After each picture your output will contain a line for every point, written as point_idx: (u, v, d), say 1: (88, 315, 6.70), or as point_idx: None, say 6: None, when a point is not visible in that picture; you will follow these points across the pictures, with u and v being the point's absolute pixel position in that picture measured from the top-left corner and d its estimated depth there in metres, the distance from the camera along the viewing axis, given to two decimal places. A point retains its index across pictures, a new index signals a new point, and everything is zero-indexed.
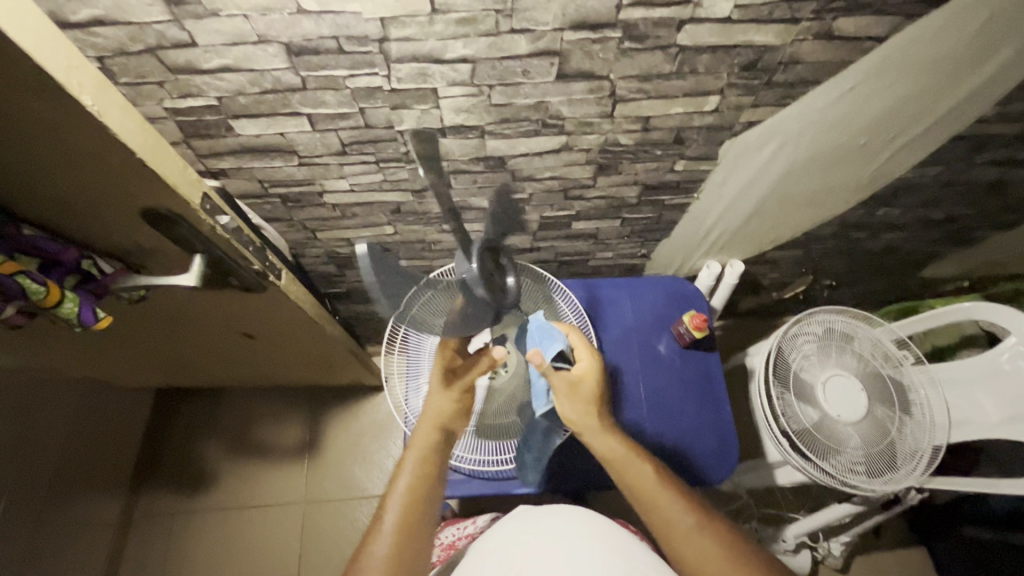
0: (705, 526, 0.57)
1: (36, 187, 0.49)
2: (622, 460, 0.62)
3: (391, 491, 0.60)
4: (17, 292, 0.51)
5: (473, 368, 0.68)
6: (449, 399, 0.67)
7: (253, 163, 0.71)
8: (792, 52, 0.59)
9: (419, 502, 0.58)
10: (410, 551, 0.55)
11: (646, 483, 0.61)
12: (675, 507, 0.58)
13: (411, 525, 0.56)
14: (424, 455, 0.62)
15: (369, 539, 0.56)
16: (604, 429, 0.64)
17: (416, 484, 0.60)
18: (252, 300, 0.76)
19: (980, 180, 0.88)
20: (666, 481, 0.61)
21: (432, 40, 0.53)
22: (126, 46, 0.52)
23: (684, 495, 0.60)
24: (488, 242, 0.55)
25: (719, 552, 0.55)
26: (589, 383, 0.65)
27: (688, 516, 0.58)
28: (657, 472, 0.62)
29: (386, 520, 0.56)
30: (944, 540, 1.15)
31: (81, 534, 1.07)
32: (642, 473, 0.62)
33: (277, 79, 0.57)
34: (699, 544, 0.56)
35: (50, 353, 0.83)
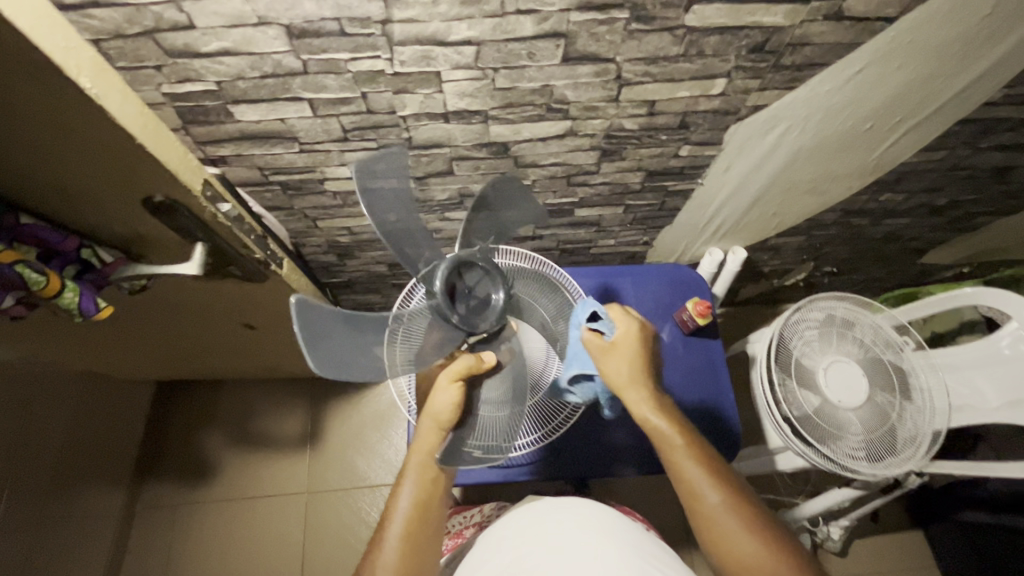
0: (732, 503, 0.57)
1: (35, 177, 0.48)
2: (659, 432, 0.60)
3: (393, 498, 0.60)
4: (17, 281, 0.50)
5: (458, 360, 0.59)
6: (438, 397, 0.59)
7: (252, 150, 0.69)
8: (801, 34, 0.58)
9: (423, 513, 0.59)
10: (415, 558, 0.57)
11: (680, 455, 0.59)
12: (704, 482, 0.57)
13: (416, 531, 0.58)
14: (425, 463, 0.59)
15: (376, 544, 0.58)
16: (643, 396, 0.61)
17: (418, 492, 0.59)
18: (252, 289, 0.76)
19: (985, 165, 0.87)
20: (700, 456, 0.59)
21: (436, 22, 0.52)
22: (122, 28, 0.51)
23: (717, 472, 0.58)
24: (456, 263, 0.58)
25: (742, 532, 0.55)
26: (628, 347, 0.62)
27: (715, 493, 0.57)
28: (692, 445, 0.60)
29: (391, 527, 0.58)
30: (940, 523, 1.17)
31: (86, 524, 1.07)
32: (677, 446, 0.59)
33: (278, 63, 0.56)
34: (723, 523, 0.56)
35: (52, 345, 0.82)
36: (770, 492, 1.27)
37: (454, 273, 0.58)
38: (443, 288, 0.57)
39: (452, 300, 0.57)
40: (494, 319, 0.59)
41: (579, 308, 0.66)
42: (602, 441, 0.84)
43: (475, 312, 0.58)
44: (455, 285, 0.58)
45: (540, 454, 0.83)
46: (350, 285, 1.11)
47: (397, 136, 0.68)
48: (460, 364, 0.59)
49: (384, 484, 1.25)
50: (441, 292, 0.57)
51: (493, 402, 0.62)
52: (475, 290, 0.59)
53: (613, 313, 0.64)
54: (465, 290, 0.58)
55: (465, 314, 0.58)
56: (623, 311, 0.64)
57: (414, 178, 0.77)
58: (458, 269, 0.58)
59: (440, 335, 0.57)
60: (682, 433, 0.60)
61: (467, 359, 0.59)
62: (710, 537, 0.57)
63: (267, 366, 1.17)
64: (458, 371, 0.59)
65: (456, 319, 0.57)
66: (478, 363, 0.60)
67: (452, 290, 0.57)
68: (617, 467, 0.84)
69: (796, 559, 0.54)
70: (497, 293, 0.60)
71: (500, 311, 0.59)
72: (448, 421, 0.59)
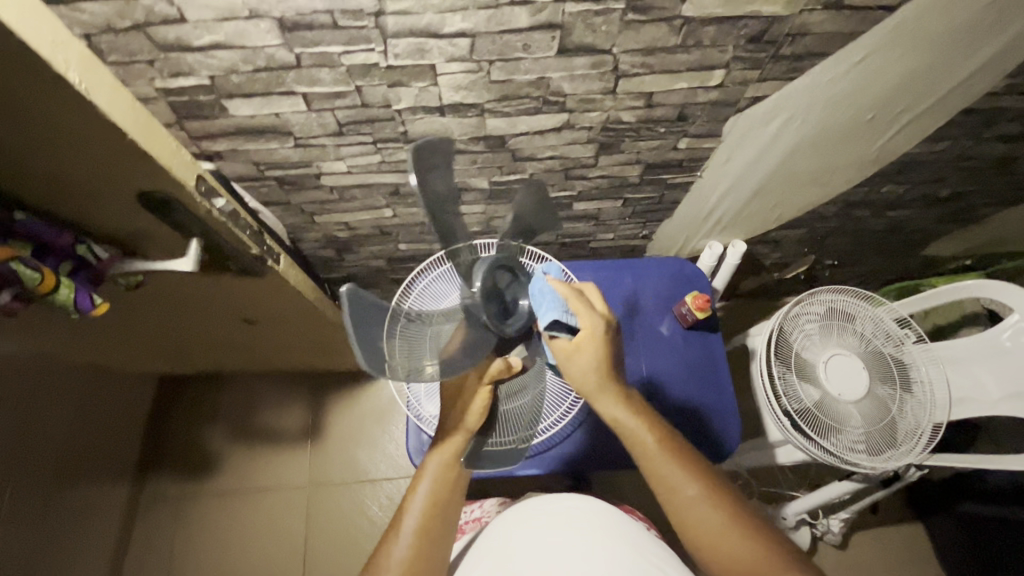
0: (710, 497, 0.57)
1: (27, 174, 0.48)
2: (630, 432, 0.60)
3: (410, 496, 0.61)
4: (12, 278, 0.50)
5: (492, 363, 0.61)
6: (468, 400, 0.62)
7: (248, 145, 0.69)
8: (800, 23, 0.57)
9: (439, 512, 0.60)
10: (428, 555, 0.57)
11: (654, 455, 0.59)
12: (680, 479, 0.58)
13: (431, 531, 0.58)
14: (448, 462, 0.61)
15: (389, 539, 0.58)
16: (610, 396, 0.60)
17: (436, 491, 0.60)
18: (250, 284, 0.75)
19: (988, 156, 0.86)
20: (674, 452, 0.59)
21: (430, 14, 0.52)
22: (113, 22, 0.50)
23: (693, 467, 0.59)
24: (494, 265, 0.61)
25: (722, 525, 0.56)
26: (596, 352, 0.58)
27: (692, 487, 0.58)
28: (665, 442, 0.60)
29: (406, 523, 0.58)
30: (940, 515, 1.17)
31: (89, 520, 1.08)
32: (650, 444, 0.59)
33: (270, 56, 0.55)
34: (703, 516, 0.56)
35: (51, 342, 0.82)
36: (771, 485, 1.27)
37: (493, 276, 0.60)
38: (483, 289, 0.59)
39: (488, 303, 0.59)
40: (522, 325, 0.62)
41: (536, 293, 0.60)
42: (601, 436, 0.84)
43: (506, 316, 0.61)
44: (492, 287, 0.60)
45: (540, 448, 0.83)
46: (350, 280, 1.11)
47: (393, 130, 0.68)
48: (495, 368, 0.61)
49: (385, 478, 1.25)
50: (480, 294, 0.59)
51: (514, 398, 0.68)
52: (507, 294, 0.61)
53: (575, 305, 0.58)
54: (499, 294, 0.61)
55: (498, 319, 0.60)
56: (585, 305, 0.59)
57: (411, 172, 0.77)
58: (495, 271, 0.60)
59: (473, 338, 0.59)
60: (654, 430, 0.60)
61: (497, 365, 0.62)
62: (689, 535, 0.57)
63: (268, 361, 1.17)
64: (491, 374, 0.62)
65: (493, 322, 0.59)
66: (508, 367, 0.63)
67: (490, 292, 0.59)
68: (616, 462, 0.84)
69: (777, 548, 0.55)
70: (526, 299, 0.63)
71: (528, 318, 0.63)
72: (475, 422, 0.62)
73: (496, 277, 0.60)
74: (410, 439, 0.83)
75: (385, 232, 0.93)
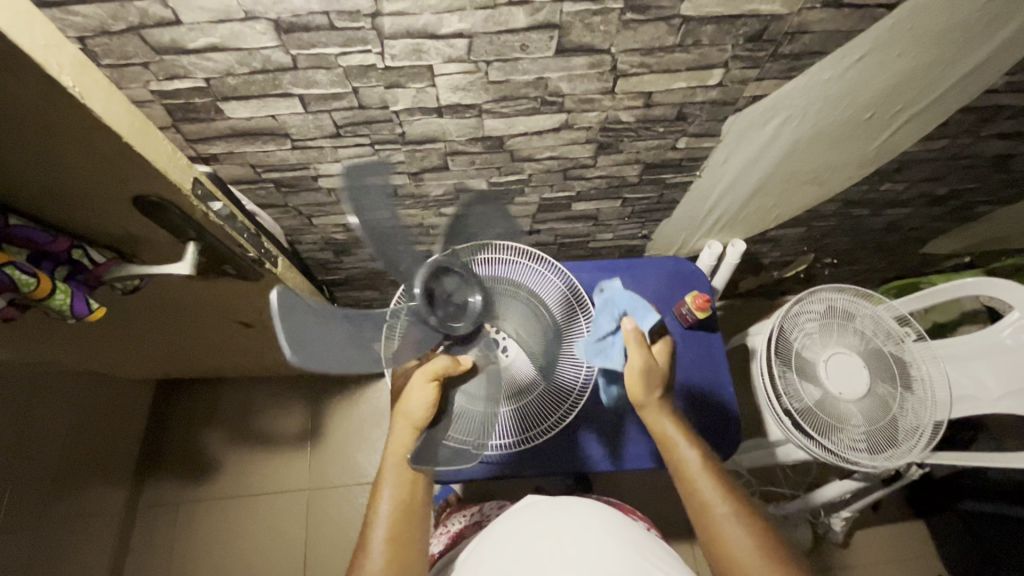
0: (743, 518, 0.56)
1: (21, 179, 0.47)
2: (674, 445, 0.62)
3: (374, 507, 0.58)
4: (6, 284, 0.50)
5: (435, 360, 0.62)
6: (414, 396, 0.61)
7: (245, 148, 0.69)
8: (799, 22, 0.57)
9: (409, 515, 0.58)
10: (405, 560, 0.55)
11: (692, 467, 0.61)
12: (715, 494, 0.58)
13: (402, 535, 0.56)
14: (401, 461, 0.59)
15: (360, 554, 0.56)
16: (660, 408, 0.64)
17: (400, 494, 0.58)
18: (248, 288, 0.75)
19: (986, 153, 0.86)
20: (712, 470, 0.61)
21: (427, 14, 0.51)
22: (107, 25, 0.50)
23: (729, 487, 0.59)
24: (434, 265, 0.63)
25: (751, 547, 0.54)
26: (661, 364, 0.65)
27: (725, 505, 0.57)
28: (705, 460, 0.61)
29: (375, 535, 0.56)
30: (941, 513, 1.17)
31: (88, 525, 1.07)
32: (689, 458, 0.61)
33: (266, 58, 0.55)
34: (732, 535, 0.55)
35: (47, 347, 0.81)
36: (772, 484, 1.27)
37: (433, 279, 0.63)
38: (423, 293, 0.61)
39: (430, 305, 0.62)
40: (469, 326, 0.64)
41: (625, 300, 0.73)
42: (601, 437, 0.83)
43: (451, 317, 0.63)
44: (433, 290, 0.62)
45: (540, 450, 0.83)
46: (348, 282, 1.11)
47: (391, 132, 0.68)
48: (439, 364, 0.62)
49: None
50: (421, 296, 0.61)
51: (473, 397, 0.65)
52: (454, 296, 0.64)
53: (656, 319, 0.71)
54: (443, 296, 0.63)
55: (441, 319, 0.62)
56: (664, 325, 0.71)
57: (409, 174, 0.77)
58: (440, 274, 0.63)
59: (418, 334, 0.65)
60: (697, 448, 0.62)
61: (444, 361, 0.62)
62: (718, 552, 0.56)
63: (267, 364, 1.17)
64: (435, 370, 0.61)
65: (435, 322, 0.62)
66: (455, 364, 0.63)
67: (431, 296, 0.62)
68: (616, 463, 0.83)
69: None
70: (474, 300, 0.65)
71: (476, 315, 0.65)
72: (423, 418, 0.60)
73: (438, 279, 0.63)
74: None
75: None
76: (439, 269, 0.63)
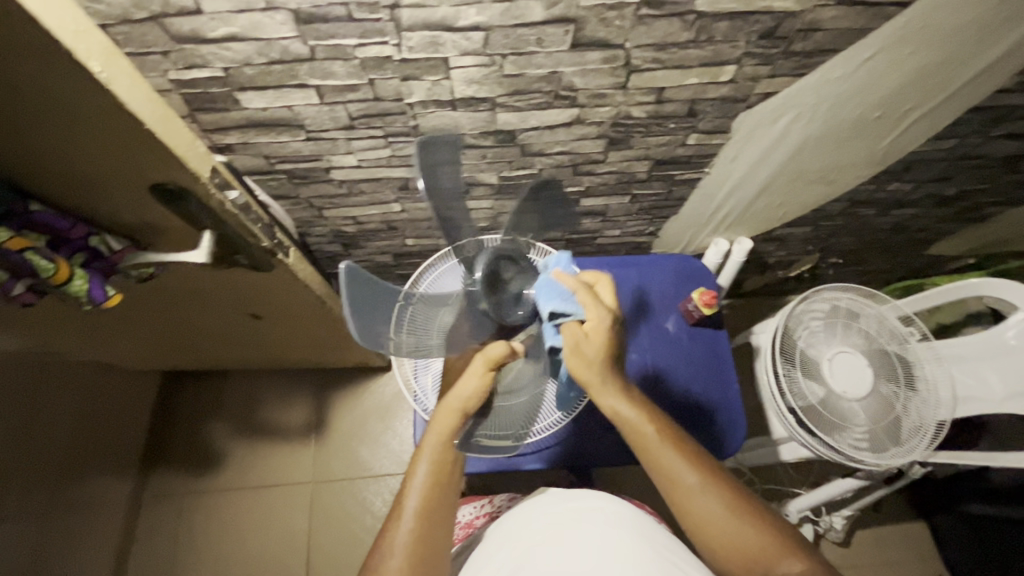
0: (712, 484, 0.57)
1: (45, 162, 0.48)
2: (628, 422, 0.59)
3: (409, 476, 0.60)
4: (26, 268, 0.50)
5: (494, 347, 0.61)
6: (471, 381, 0.61)
7: (259, 138, 0.69)
8: (813, 19, 0.58)
9: (439, 490, 0.59)
10: (431, 536, 0.57)
11: (652, 443, 0.59)
12: (682, 467, 0.58)
13: (432, 511, 0.58)
14: (443, 440, 0.61)
15: (391, 522, 0.58)
16: (608, 384, 0.59)
17: (436, 470, 0.60)
18: (260, 278, 0.76)
19: (994, 154, 0.87)
20: (673, 441, 0.59)
21: (445, 7, 0.52)
22: (129, 13, 0.50)
23: (692, 454, 0.59)
24: (499, 253, 0.59)
25: (723, 510, 0.56)
26: (599, 341, 0.58)
27: (692, 476, 0.57)
28: (664, 432, 0.60)
29: (407, 506, 0.58)
30: (942, 513, 1.17)
31: (95, 512, 1.08)
32: (649, 437, 0.59)
33: (285, 49, 0.55)
34: (703, 503, 0.57)
35: (60, 333, 0.82)
36: (774, 482, 1.28)
37: (497, 264, 0.59)
38: (485, 279, 0.58)
39: (489, 295, 0.59)
40: (523, 314, 0.62)
41: (542, 288, 0.61)
42: (607, 431, 0.84)
43: (506, 305, 0.60)
44: (496, 277, 0.58)
45: (549, 442, 0.83)
46: None
47: (403, 125, 0.68)
48: (497, 352, 0.61)
49: (390, 474, 1.26)
50: (483, 282, 0.58)
51: (511, 395, 0.69)
52: (514, 286, 0.60)
53: (581, 298, 0.60)
54: (503, 284, 0.59)
55: (495, 307, 0.60)
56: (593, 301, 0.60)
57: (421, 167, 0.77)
58: (505, 262, 0.60)
59: (473, 322, 0.61)
60: (653, 422, 0.60)
61: (499, 349, 0.61)
62: (692, 521, 0.57)
63: (273, 356, 1.17)
64: (494, 360, 0.61)
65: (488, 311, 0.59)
66: (510, 352, 0.62)
67: (491, 282, 0.58)
68: (622, 457, 0.84)
69: (777, 530, 0.56)
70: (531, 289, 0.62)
71: (530, 305, 0.62)
72: (473, 403, 0.62)
73: (501, 265, 0.60)
74: (418, 432, 0.84)
75: (392, 227, 0.94)
76: (502, 257, 0.60)
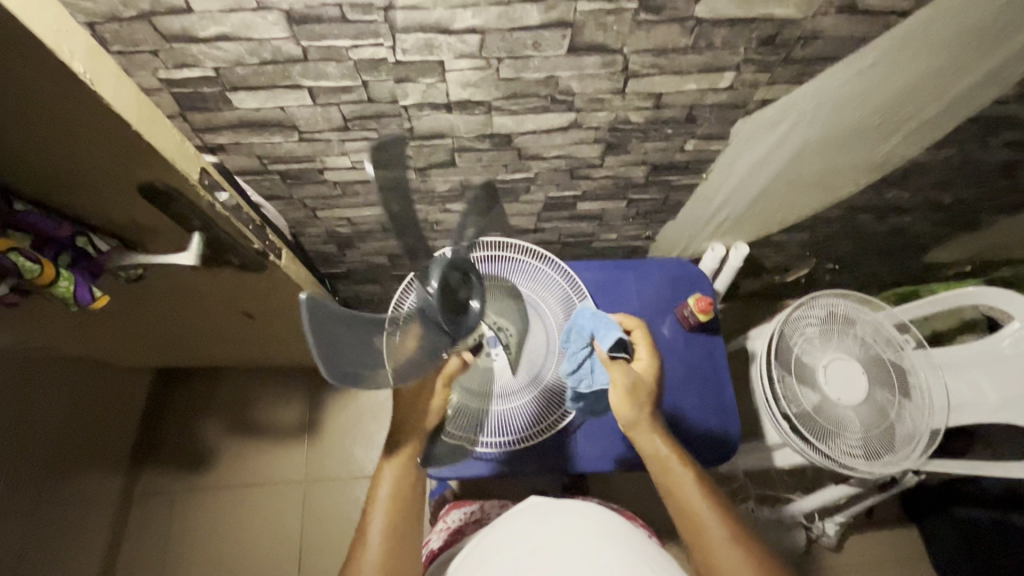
0: (739, 538, 0.58)
1: (28, 162, 0.47)
2: (665, 465, 0.64)
3: (372, 498, 0.63)
4: (11, 269, 0.49)
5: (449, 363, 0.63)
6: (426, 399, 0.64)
7: (251, 138, 0.68)
8: (813, 27, 0.57)
9: (402, 509, 0.62)
10: (397, 554, 0.60)
11: (684, 485, 0.62)
12: (708, 513, 0.60)
13: (397, 533, 0.61)
14: (401, 460, 0.64)
15: (358, 545, 0.60)
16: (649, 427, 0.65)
17: (397, 490, 0.63)
18: (251, 279, 0.75)
19: (991, 163, 0.86)
20: (705, 489, 0.62)
21: (440, 9, 0.51)
22: (118, 11, 0.49)
23: (722, 506, 0.61)
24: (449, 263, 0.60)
25: (746, 566, 0.56)
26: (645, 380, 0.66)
27: (719, 524, 0.59)
28: (698, 480, 0.63)
29: (372, 528, 0.61)
30: (935, 519, 1.17)
31: (83, 511, 1.07)
32: (677, 478, 0.63)
33: (277, 49, 0.55)
34: (726, 556, 0.57)
35: (47, 332, 0.81)
36: (767, 487, 1.28)
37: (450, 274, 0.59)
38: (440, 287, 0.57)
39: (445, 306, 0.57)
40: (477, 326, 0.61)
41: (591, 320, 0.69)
42: (599, 438, 0.83)
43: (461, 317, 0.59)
44: (451, 284, 0.58)
45: (542, 447, 0.82)
46: (350, 276, 1.11)
47: (398, 126, 0.67)
48: (452, 366, 0.63)
49: None
50: (439, 289, 0.57)
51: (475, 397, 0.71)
52: (463, 294, 0.59)
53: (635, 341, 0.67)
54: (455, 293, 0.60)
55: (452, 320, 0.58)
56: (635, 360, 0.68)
57: (415, 169, 0.76)
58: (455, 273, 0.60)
59: (427, 338, 0.57)
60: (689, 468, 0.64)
61: (454, 364, 0.64)
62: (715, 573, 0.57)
63: (265, 355, 1.16)
64: (449, 374, 0.64)
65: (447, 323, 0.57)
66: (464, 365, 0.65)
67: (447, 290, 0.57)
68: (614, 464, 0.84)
69: None
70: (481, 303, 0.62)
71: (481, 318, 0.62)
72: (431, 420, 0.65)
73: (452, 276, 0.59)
74: None
75: (386, 228, 0.93)
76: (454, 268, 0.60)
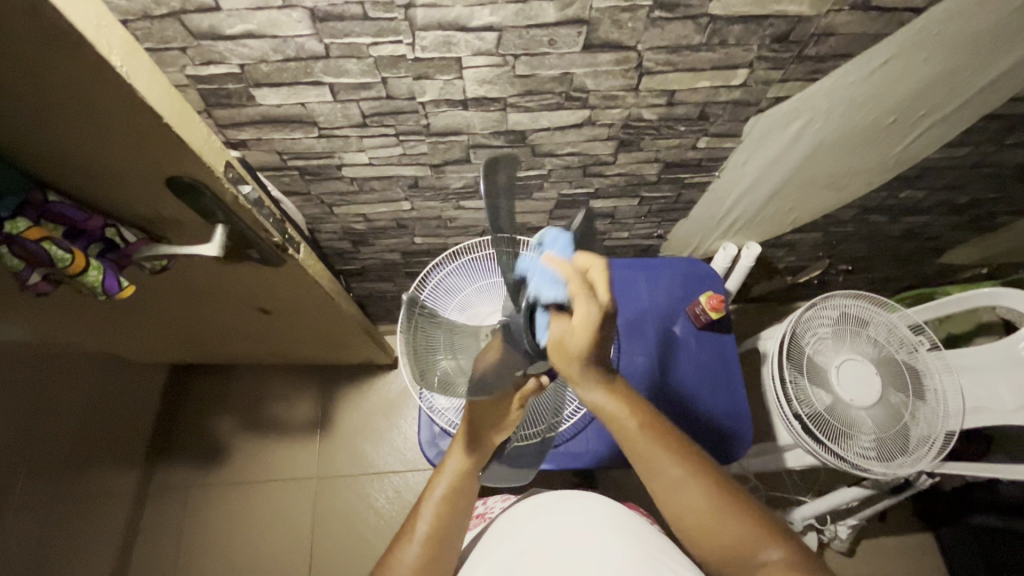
0: (694, 479, 0.57)
1: (66, 152, 0.49)
2: (610, 413, 0.57)
3: (426, 494, 0.63)
4: (44, 257, 0.51)
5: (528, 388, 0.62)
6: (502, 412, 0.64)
7: (273, 134, 0.70)
8: (826, 24, 0.57)
9: (448, 516, 0.61)
10: (434, 562, 0.59)
11: (634, 435, 0.57)
12: (662, 460, 0.57)
13: (439, 540, 0.60)
14: (462, 467, 0.63)
15: (400, 541, 0.60)
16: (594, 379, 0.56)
17: (450, 494, 0.62)
18: (269, 273, 0.77)
19: (1008, 162, 0.86)
20: (654, 434, 0.58)
21: (459, 7, 0.52)
22: (149, 9, 0.51)
23: (675, 449, 0.58)
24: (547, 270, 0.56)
25: (704, 504, 0.56)
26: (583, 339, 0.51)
27: (675, 468, 0.57)
28: (647, 425, 0.58)
29: (418, 528, 0.60)
30: (951, 524, 1.16)
31: (101, 502, 1.09)
32: (632, 430, 0.58)
33: (300, 46, 0.56)
34: (684, 498, 0.57)
35: (70, 323, 0.83)
36: (779, 489, 1.27)
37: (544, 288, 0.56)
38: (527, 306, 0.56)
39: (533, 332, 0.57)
40: None
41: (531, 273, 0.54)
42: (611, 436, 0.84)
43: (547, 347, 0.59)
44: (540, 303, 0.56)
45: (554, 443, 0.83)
46: (364, 272, 1.12)
47: (416, 123, 0.69)
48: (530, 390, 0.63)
49: (394, 471, 1.26)
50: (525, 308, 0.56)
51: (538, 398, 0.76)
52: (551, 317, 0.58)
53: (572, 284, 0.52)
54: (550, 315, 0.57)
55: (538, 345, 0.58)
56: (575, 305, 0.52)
57: (431, 166, 0.78)
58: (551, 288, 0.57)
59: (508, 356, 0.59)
60: (635, 414, 0.58)
61: (530, 385, 0.62)
62: (674, 512, 0.57)
63: (281, 351, 1.18)
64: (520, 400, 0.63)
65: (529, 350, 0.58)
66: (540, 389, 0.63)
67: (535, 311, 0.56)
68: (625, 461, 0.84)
69: (760, 521, 0.56)
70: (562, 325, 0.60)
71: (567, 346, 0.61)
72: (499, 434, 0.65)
73: None
74: (422, 430, 0.85)
75: (401, 225, 0.94)
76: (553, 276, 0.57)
